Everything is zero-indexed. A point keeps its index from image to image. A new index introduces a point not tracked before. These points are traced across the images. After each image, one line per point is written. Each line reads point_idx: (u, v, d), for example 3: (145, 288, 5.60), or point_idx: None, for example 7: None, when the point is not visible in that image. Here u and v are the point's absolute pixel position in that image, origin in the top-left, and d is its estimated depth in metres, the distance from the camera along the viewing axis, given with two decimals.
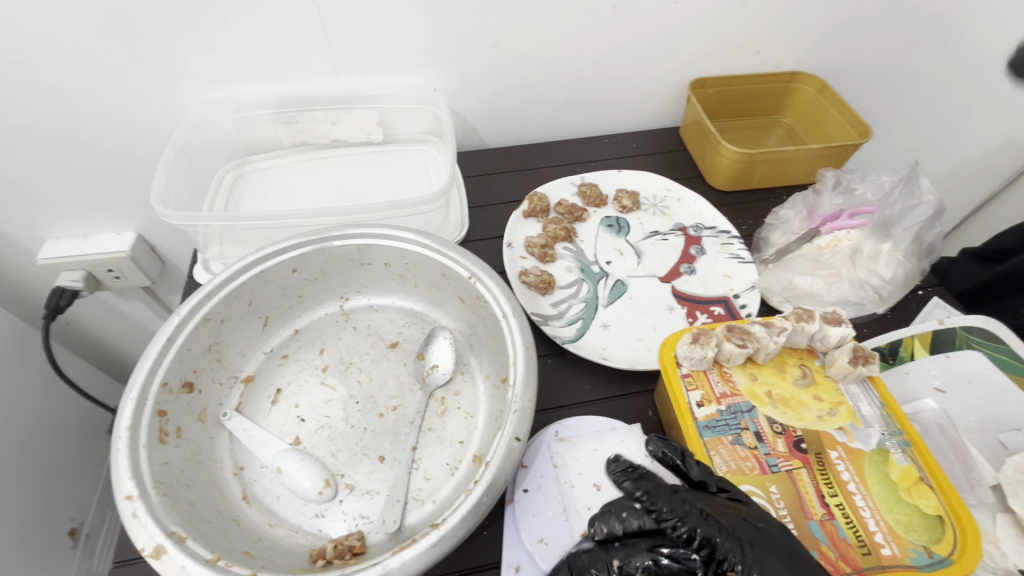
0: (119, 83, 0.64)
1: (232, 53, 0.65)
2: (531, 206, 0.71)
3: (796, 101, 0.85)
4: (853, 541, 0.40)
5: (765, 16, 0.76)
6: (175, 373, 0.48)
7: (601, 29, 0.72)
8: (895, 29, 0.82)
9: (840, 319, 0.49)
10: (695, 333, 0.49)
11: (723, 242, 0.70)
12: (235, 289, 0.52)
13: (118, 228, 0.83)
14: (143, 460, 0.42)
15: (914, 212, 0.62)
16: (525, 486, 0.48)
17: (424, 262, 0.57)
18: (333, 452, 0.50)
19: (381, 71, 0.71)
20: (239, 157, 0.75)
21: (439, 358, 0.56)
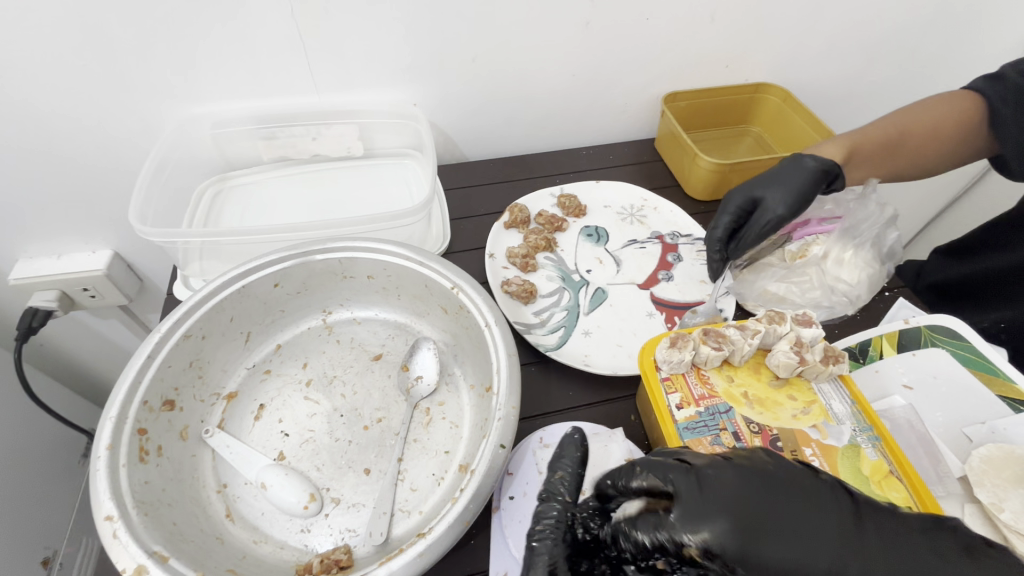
0: (95, 100, 0.64)
1: (211, 71, 0.66)
2: (512, 217, 0.73)
3: (762, 112, 0.88)
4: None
5: (731, 32, 0.79)
6: (155, 392, 0.47)
7: (575, 44, 0.75)
8: (851, 44, 0.86)
9: (811, 321, 0.51)
10: (672, 338, 0.51)
11: (699, 249, 0.73)
12: (217, 304, 0.52)
13: (93, 247, 0.82)
14: (123, 479, 0.41)
15: (876, 217, 0.64)
16: (511, 493, 0.48)
17: (407, 274, 0.58)
18: (318, 466, 0.49)
19: (360, 87, 0.73)
20: (219, 173, 0.75)
21: (424, 368, 0.57)
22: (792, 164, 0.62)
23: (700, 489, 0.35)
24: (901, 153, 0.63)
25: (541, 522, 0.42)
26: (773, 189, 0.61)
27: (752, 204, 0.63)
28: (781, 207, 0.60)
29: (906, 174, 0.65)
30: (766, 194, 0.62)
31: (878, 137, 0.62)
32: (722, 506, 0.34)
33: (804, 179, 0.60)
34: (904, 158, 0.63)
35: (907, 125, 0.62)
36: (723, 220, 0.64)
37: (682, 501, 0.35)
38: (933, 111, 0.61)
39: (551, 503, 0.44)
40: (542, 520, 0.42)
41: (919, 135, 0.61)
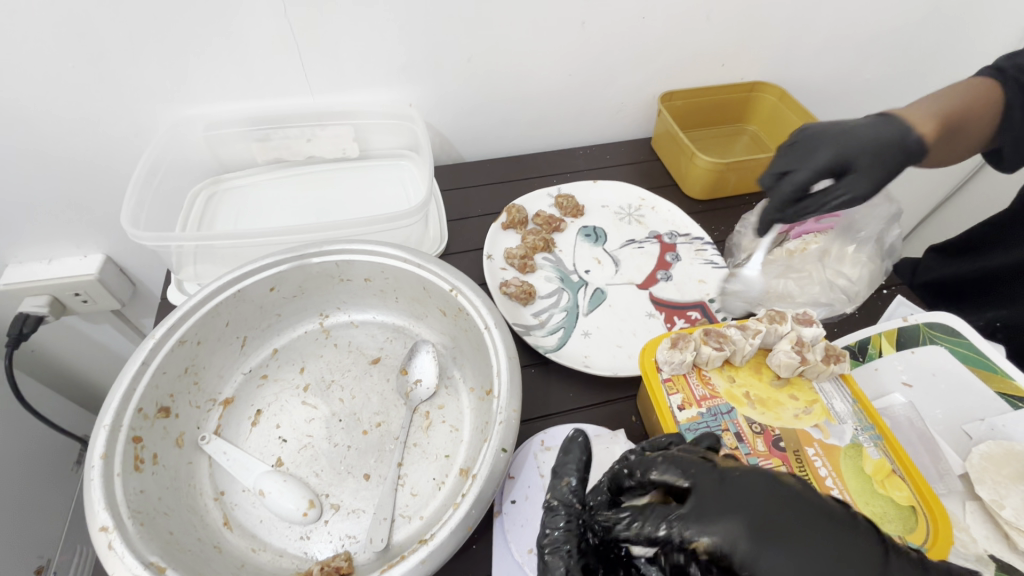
0: (85, 102, 0.63)
1: (203, 72, 0.65)
2: (509, 218, 0.72)
3: (758, 110, 0.88)
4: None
5: (727, 30, 0.79)
6: (151, 399, 0.47)
7: (570, 44, 0.74)
8: (846, 42, 0.87)
9: (811, 320, 0.51)
10: (674, 338, 0.50)
11: (697, 248, 0.72)
12: (212, 309, 0.51)
13: (85, 251, 0.81)
14: (118, 489, 0.40)
15: (874, 213, 0.65)
16: (513, 496, 0.48)
17: (405, 277, 0.57)
18: (316, 472, 0.49)
19: (355, 88, 0.72)
20: (212, 176, 0.75)
21: (423, 372, 0.56)
22: (892, 127, 0.50)
23: (721, 486, 0.35)
24: (967, 132, 0.54)
25: (552, 533, 0.41)
26: (868, 160, 0.50)
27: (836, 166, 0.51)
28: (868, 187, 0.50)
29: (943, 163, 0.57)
30: (857, 166, 0.50)
31: (957, 114, 0.52)
32: (739, 504, 0.33)
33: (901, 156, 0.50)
34: (967, 137, 0.55)
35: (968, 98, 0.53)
36: (801, 179, 0.52)
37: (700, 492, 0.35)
38: (982, 95, 0.54)
39: (559, 513, 0.42)
40: (549, 532, 0.41)
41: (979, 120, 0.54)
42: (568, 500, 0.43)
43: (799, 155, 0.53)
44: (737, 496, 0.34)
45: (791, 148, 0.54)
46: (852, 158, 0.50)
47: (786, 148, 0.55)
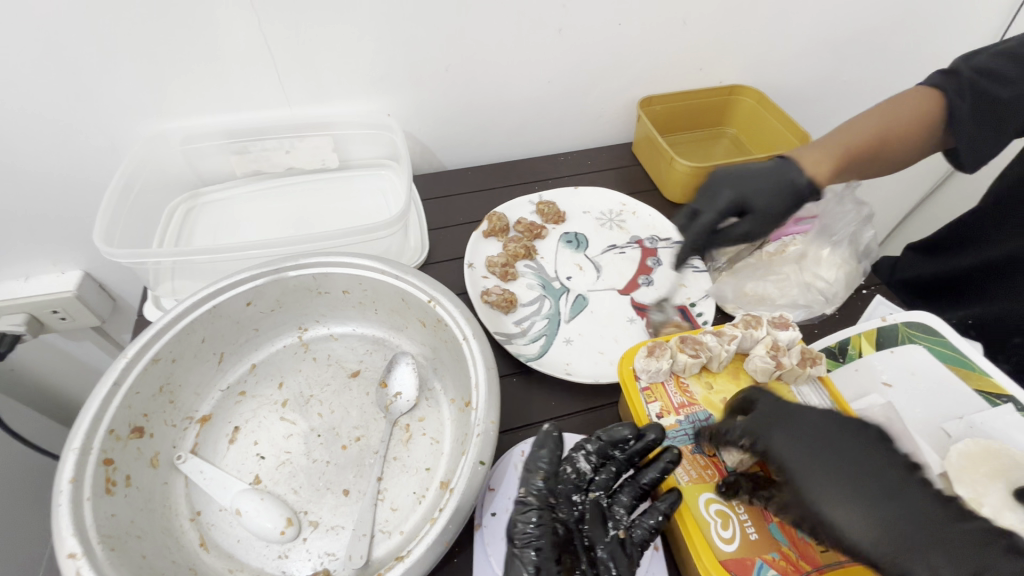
0: (58, 118, 0.63)
1: (178, 85, 0.65)
2: (490, 226, 0.72)
3: (738, 113, 0.88)
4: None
5: (703, 35, 0.80)
6: (123, 420, 0.46)
7: (548, 51, 0.75)
8: (821, 45, 0.88)
9: (787, 323, 0.51)
10: (651, 346, 0.50)
11: (678, 253, 0.72)
12: (186, 326, 0.51)
13: (62, 268, 0.80)
14: (88, 514, 0.39)
15: (850, 214, 0.65)
16: (493, 509, 0.47)
17: (383, 288, 0.57)
18: (295, 489, 0.48)
19: (333, 99, 0.72)
20: (191, 190, 0.74)
21: (402, 384, 0.56)
22: (784, 177, 0.56)
23: (782, 409, 0.42)
24: (886, 154, 0.57)
25: (524, 527, 0.40)
26: (764, 201, 0.55)
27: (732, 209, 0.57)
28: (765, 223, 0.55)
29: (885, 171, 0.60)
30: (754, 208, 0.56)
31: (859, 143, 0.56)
32: (791, 420, 0.40)
33: (792, 200, 0.56)
34: (887, 157, 0.58)
35: (880, 124, 0.56)
36: (707, 221, 0.57)
37: (763, 413, 0.42)
38: (904, 109, 0.56)
39: (529, 508, 0.41)
40: (522, 525, 0.40)
41: (901, 135, 0.56)
42: (539, 494, 0.42)
43: (704, 200, 0.59)
44: (792, 426, 0.40)
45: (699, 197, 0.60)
46: (751, 199, 0.56)
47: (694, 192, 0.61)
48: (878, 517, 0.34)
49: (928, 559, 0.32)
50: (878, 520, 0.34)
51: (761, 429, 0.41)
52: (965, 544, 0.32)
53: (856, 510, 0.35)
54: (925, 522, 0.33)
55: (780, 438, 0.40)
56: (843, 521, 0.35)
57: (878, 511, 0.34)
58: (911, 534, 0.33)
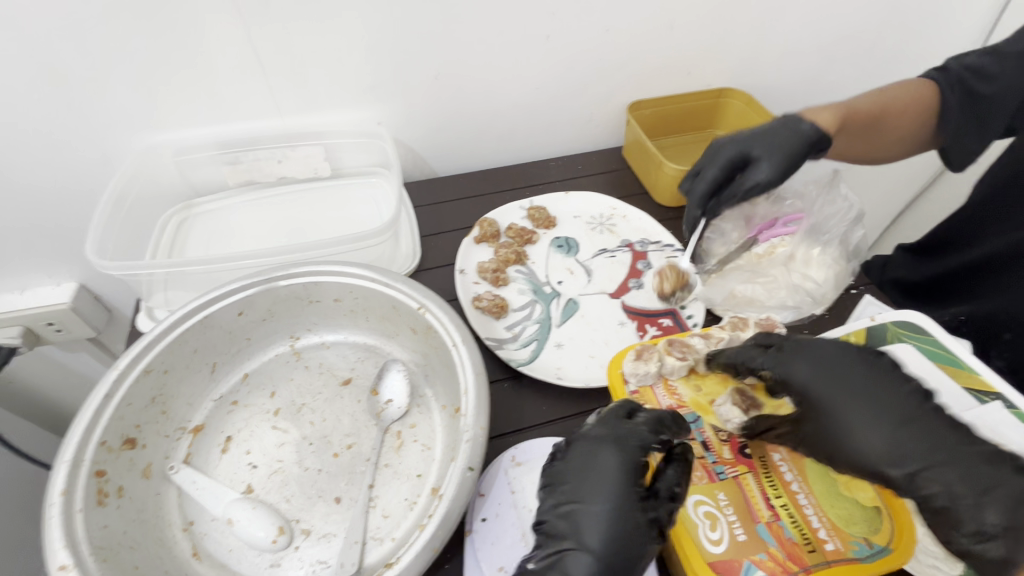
0: (51, 132, 0.64)
1: (170, 98, 0.66)
2: (481, 232, 0.73)
3: (727, 116, 0.89)
4: (985, 540, 0.32)
5: (690, 39, 0.81)
6: (114, 431, 0.46)
7: (536, 58, 0.75)
8: (808, 46, 0.88)
9: (773, 325, 0.53)
10: (638, 350, 0.50)
11: (668, 255, 0.73)
12: (178, 337, 0.51)
13: (57, 280, 0.80)
14: (79, 526, 0.40)
15: (840, 213, 0.67)
16: (483, 514, 0.47)
17: (373, 296, 0.57)
18: (287, 497, 0.48)
19: (324, 108, 0.73)
20: (184, 201, 0.75)
21: (393, 392, 0.56)
22: (791, 126, 0.58)
23: (800, 346, 0.44)
24: (880, 131, 0.61)
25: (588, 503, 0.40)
26: (768, 149, 0.58)
27: (739, 163, 0.60)
28: (769, 169, 0.57)
29: (878, 152, 0.63)
30: (755, 162, 0.58)
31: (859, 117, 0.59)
32: (811, 354, 0.43)
33: (802, 147, 0.57)
34: (885, 135, 0.61)
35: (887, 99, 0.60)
36: (711, 175, 0.61)
37: (784, 350, 0.45)
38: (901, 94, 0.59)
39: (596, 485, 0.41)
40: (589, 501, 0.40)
41: (897, 112, 0.59)
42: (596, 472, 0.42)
43: (712, 155, 0.62)
44: (815, 358, 0.43)
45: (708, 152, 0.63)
46: (754, 149, 0.59)
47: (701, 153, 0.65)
48: (892, 437, 0.38)
49: (941, 475, 0.35)
50: (895, 438, 0.37)
51: (785, 365, 0.44)
52: (977, 462, 0.35)
53: (874, 433, 0.38)
54: (943, 441, 0.36)
55: (800, 371, 0.43)
56: (862, 440, 0.38)
57: (900, 437, 0.37)
58: (931, 456, 0.36)
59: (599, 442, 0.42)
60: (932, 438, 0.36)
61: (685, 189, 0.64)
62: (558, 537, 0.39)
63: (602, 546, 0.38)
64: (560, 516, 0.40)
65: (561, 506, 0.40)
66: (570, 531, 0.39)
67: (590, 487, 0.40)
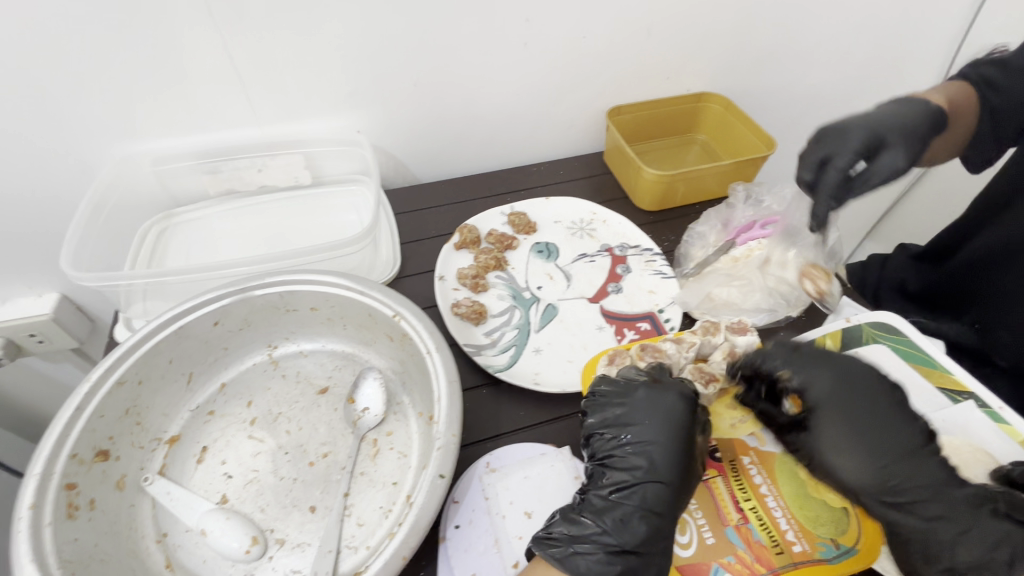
0: (28, 144, 0.64)
1: (148, 109, 0.66)
2: (461, 238, 0.73)
3: (707, 120, 0.90)
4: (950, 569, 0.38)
5: (667, 44, 0.81)
6: (86, 444, 0.46)
7: (515, 65, 0.76)
8: (786, 50, 0.89)
9: (745, 327, 0.52)
10: (612, 355, 0.52)
11: (647, 259, 0.73)
12: (152, 348, 0.51)
13: (39, 291, 0.80)
14: (47, 540, 0.40)
15: (817, 216, 0.65)
16: (457, 521, 0.47)
17: (349, 304, 0.57)
18: (262, 507, 0.49)
19: (304, 117, 0.73)
20: (165, 211, 0.75)
21: (369, 401, 0.56)
22: (909, 108, 0.56)
23: (829, 359, 0.45)
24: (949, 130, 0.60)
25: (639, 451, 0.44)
26: (900, 134, 0.55)
27: (870, 148, 0.55)
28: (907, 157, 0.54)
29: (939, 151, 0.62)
30: (896, 147, 0.54)
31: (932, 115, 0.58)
32: (835, 371, 0.44)
33: (932, 128, 0.56)
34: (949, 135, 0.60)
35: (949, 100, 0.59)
36: (842, 164, 0.54)
37: (806, 358, 0.46)
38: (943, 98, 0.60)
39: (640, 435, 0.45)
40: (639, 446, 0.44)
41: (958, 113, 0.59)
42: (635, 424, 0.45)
43: (832, 142, 0.56)
44: (840, 377, 0.44)
45: (819, 140, 0.57)
46: (885, 133, 0.54)
47: (813, 144, 0.58)
48: (886, 464, 0.41)
49: (925, 507, 0.40)
50: (874, 466, 0.41)
51: (812, 373, 0.45)
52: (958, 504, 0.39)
53: (864, 460, 0.41)
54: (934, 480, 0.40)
55: (821, 385, 0.44)
56: (844, 464, 0.41)
57: (896, 468, 0.41)
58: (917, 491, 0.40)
59: (656, 391, 0.45)
60: (930, 476, 0.40)
61: (807, 181, 0.57)
62: (627, 472, 0.43)
63: (672, 476, 0.42)
64: (631, 454, 0.43)
65: (630, 445, 0.44)
66: (642, 466, 0.43)
67: (656, 429, 0.43)
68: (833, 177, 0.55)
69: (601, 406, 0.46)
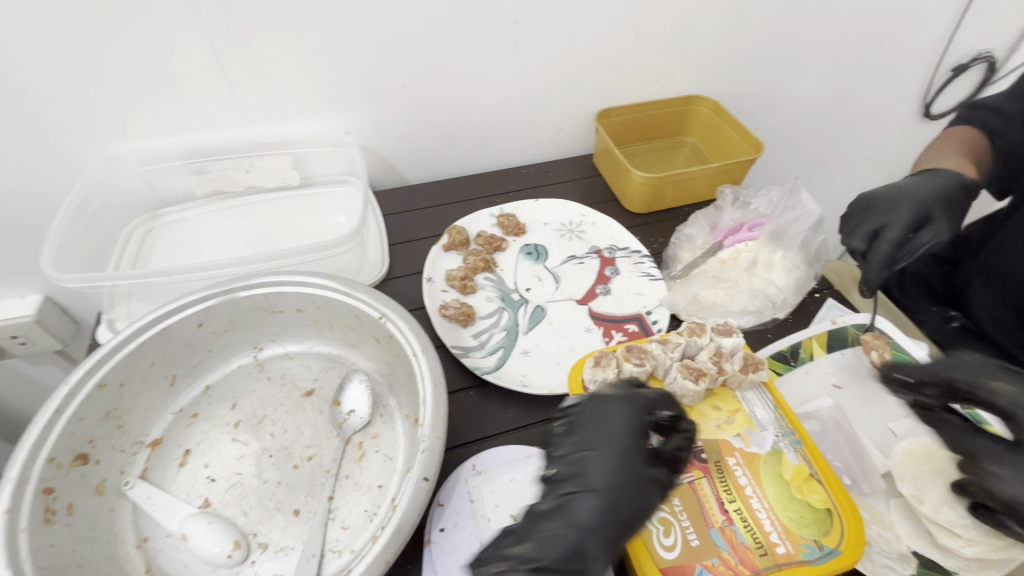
0: (10, 143, 0.63)
1: (132, 108, 0.65)
2: (450, 240, 0.73)
3: (696, 122, 0.90)
4: None
5: (656, 47, 0.82)
6: (65, 447, 0.45)
7: (505, 67, 0.76)
8: (774, 54, 0.90)
9: (731, 330, 0.52)
10: (598, 356, 0.51)
11: (635, 261, 0.73)
12: (135, 350, 0.51)
13: (21, 292, 0.79)
14: (24, 545, 0.39)
15: (799, 221, 0.68)
16: (442, 524, 0.47)
17: (335, 306, 0.57)
18: (244, 511, 0.48)
19: (292, 118, 0.73)
20: (150, 211, 0.74)
21: (355, 403, 0.56)
22: (945, 184, 0.62)
23: None
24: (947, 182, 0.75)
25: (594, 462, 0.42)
26: (941, 210, 0.61)
27: (918, 221, 0.60)
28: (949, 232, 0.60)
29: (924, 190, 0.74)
30: (941, 219, 0.60)
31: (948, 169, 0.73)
32: None
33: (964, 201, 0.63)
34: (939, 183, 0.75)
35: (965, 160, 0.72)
36: (894, 235, 0.59)
37: None
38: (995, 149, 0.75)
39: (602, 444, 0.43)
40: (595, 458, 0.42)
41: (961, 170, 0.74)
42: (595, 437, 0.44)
43: (882, 214, 0.61)
44: None
45: (865, 213, 0.63)
46: (930, 211, 0.60)
47: (862, 215, 0.63)
48: None
49: None
50: None
51: None
52: None
53: None
54: None
55: None
56: None
57: None
58: None
59: (612, 401, 0.45)
60: None
61: (859, 249, 0.62)
62: (565, 481, 0.41)
63: (605, 485, 0.40)
64: (572, 465, 0.42)
65: (575, 455, 0.42)
66: (579, 475, 0.41)
67: (598, 441, 0.42)
68: (885, 248, 0.59)
69: (562, 416, 0.46)
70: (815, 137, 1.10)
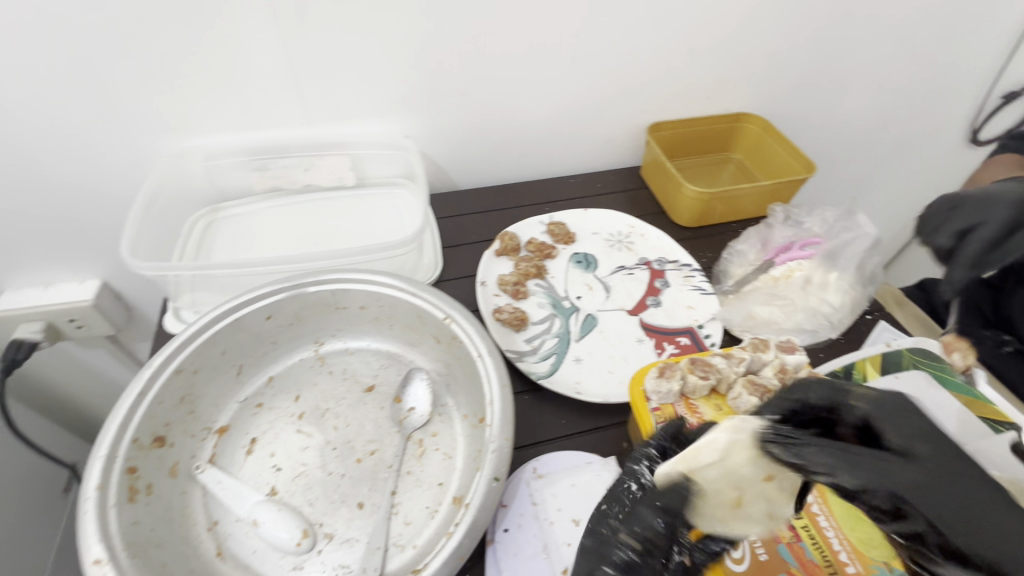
0: (88, 133, 0.66)
1: (204, 105, 0.68)
2: (502, 245, 0.74)
3: (744, 139, 0.91)
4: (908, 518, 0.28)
5: (709, 64, 0.83)
6: (146, 429, 0.47)
7: (561, 78, 0.78)
8: (824, 75, 0.90)
9: (794, 347, 0.53)
10: (661, 368, 0.51)
11: (686, 275, 0.74)
12: (209, 338, 0.52)
13: (81, 277, 0.82)
14: (113, 521, 0.40)
15: (855, 243, 0.67)
16: (505, 525, 0.48)
17: (399, 305, 0.58)
18: (310, 501, 0.49)
19: (353, 119, 0.74)
20: (211, 205, 0.76)
21: (416, 400, 0.57)
22: None
23: None
24: None
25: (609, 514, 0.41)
26: None
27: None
28: None
29: None
30: None
31: None
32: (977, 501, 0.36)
33: None
34: None
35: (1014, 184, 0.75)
36: (987, 235, 0.55)
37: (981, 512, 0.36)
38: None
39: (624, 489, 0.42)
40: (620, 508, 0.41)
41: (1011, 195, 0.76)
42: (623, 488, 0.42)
43: (977, 212, 0.56)
44: None
45: (955, 211, 0.58)
46: None
47: (951, 211, 0.58)
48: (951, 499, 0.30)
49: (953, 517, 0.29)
50: None
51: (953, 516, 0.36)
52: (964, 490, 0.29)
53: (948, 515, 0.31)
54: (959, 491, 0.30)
55: None
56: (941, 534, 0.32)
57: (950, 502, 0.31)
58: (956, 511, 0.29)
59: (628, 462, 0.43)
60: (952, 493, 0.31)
61: (944, 247, 0.58)
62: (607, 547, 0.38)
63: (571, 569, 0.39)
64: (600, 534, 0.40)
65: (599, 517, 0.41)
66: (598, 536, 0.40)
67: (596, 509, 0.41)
68: (976, 247, 0.55)
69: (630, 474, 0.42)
70: (857, 158, 1.10)
